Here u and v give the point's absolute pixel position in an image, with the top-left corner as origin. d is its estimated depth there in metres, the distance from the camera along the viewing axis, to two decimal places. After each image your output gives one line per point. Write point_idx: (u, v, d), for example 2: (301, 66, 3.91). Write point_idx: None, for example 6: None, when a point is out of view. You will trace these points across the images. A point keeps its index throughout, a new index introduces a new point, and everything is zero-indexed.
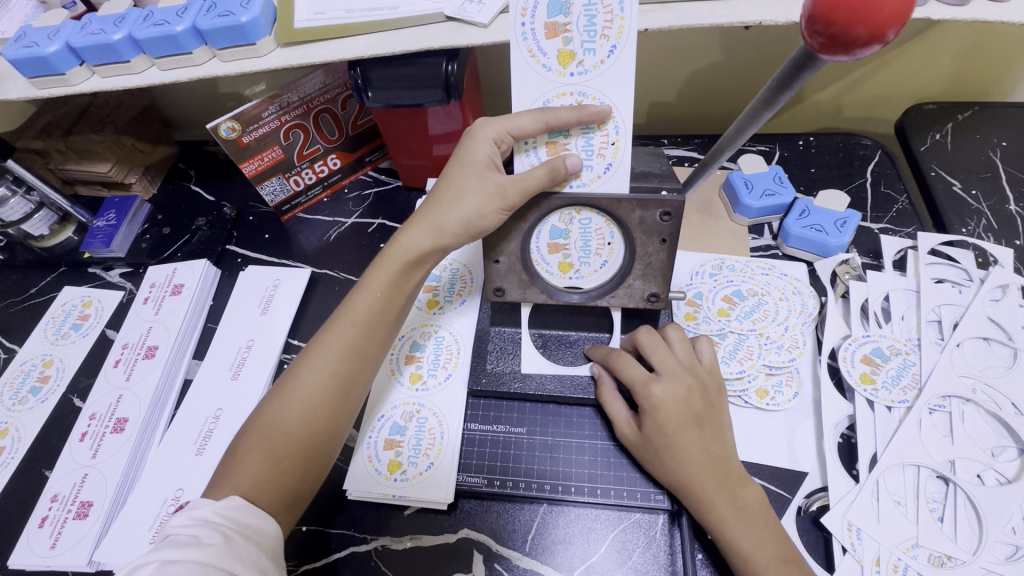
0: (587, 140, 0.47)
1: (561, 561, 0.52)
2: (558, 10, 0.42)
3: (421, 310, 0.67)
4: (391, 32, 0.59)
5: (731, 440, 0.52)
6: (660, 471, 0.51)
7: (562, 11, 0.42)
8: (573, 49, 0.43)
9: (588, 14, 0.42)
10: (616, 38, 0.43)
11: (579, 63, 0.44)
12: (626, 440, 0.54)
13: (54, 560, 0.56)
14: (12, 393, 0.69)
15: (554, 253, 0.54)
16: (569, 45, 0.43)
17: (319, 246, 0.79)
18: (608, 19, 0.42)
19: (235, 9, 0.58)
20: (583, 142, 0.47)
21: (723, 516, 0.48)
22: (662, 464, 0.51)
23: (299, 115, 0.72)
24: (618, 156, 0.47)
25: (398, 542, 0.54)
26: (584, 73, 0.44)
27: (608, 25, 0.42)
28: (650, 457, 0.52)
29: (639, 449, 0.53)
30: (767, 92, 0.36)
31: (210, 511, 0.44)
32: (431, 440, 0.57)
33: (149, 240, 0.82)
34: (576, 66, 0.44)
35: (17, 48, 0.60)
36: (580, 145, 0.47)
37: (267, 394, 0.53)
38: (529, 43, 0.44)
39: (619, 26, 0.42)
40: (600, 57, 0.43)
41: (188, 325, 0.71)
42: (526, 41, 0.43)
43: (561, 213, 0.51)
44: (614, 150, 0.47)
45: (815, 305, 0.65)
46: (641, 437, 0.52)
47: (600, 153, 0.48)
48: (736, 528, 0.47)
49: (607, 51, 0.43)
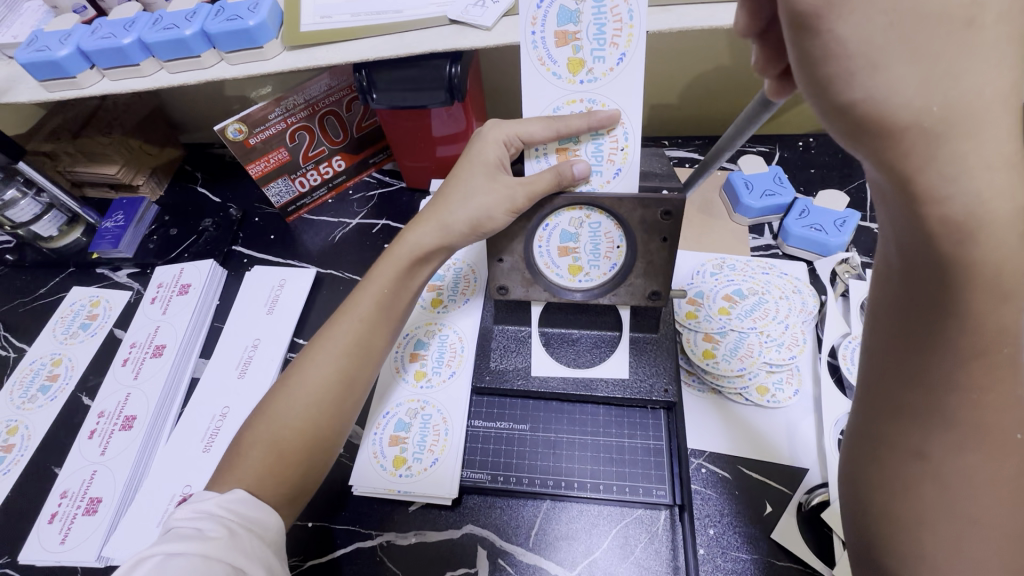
0: (596, 147, 0.48)
1: (565, 556, 0.53)
2: (568, 19, 0.43)
3: (425, 309, 0.67)
4: (397, 35, 0.60)
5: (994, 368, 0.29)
6: (895, 179, 0.25)
7: (571, 20, 0.43)
8: (582, 57, 0.44)
9: (597, 23, 0.43)
10: (626, 46, 0.43)
11: (588, 71, 0.44)
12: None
13: (64, 555, 0.57)
14: (22, 391, 0.70)
15: (563, 256, 0.54)
16: (578, 53, 0.44)
17: (324, 246, 0.80)
18: (618, 28, 0.43)
19: (243, 13, 0.59)
20: (592, 148, 0.48)
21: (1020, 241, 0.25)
22: (945, 15, 0.22)
23: (305, 117, 0.73)
24: (627, 161, 0.48)
25: (403, 538, 0.55)
26: (594, 80, 0.45)
27: (617, 34, 0.43)
28: (972, 196, 0.24)
29: (958, 71, 0.22)
30: (773, 82, 0.34)
31: (215, 504, 0.45)
32: (435, 437, 0.58)
33: (155, 241, 0.83)
34: (585, 73, 0.45)
35: (29, 53, 0.62)
36: (589, 151, 0.48)
37: (289, 369, 0.52)
38: (539, 51, 0.44)
39: (628, 35, 0.43)
40: (609, 65, 0.44)
41: (195, 324, 0.72)
42: (537, 49, 0.44)
43: (569, 215, 0.52)
44: (623, 156, 0.48)
45: (815, 304, 0.66)
46: (983, 98, 0.23)
47: (609, 158, 0.48)
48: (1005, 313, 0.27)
49: (616, 59, 0.44)
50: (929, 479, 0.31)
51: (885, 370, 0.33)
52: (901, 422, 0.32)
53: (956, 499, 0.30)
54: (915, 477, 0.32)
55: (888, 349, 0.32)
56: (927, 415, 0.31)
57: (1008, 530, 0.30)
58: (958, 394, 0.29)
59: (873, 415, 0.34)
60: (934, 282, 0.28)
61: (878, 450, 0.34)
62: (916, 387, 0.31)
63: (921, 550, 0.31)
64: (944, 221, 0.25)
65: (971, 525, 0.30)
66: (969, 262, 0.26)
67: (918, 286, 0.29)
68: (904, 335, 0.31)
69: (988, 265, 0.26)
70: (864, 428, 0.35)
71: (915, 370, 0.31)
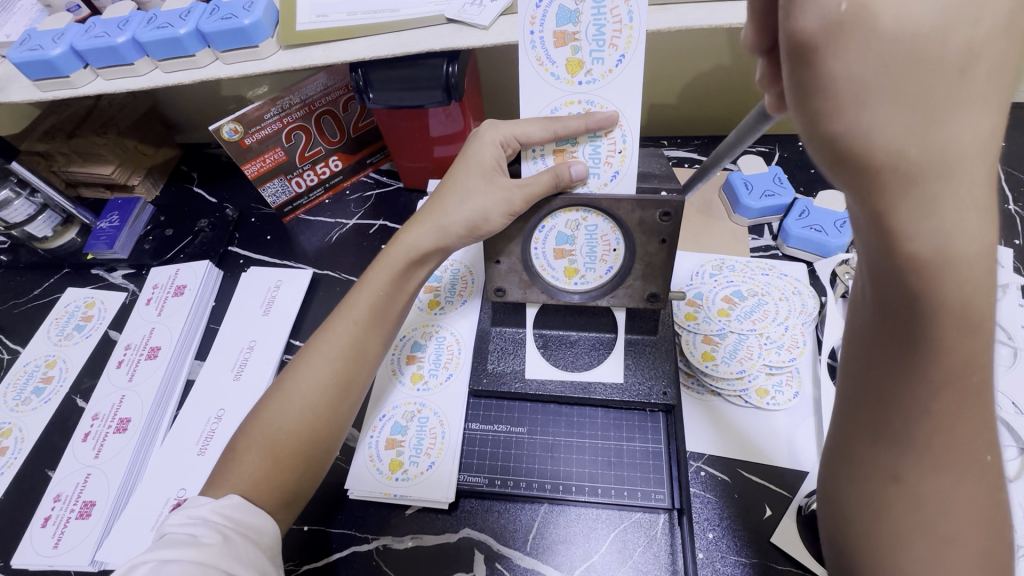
0: (594, 149, 0.47)
1: (563, 560, 0.53)
2: (567, 19, 0.42)
3: (422, 310, 0.67)
4: (394, 34, 0.60)
5: (969, 394, 0.28)
6: (871, 215, 0.24)
7: (571, 21, 0.42)
8: (581, 58, 0.43)
9: (596, 23, 0.42)
10: (625, 48, 0.43)
11: (587, 72, 0.44)
12: (885, 13, 0.21)
13: (57, 559, 0.56)
14: (15, 393, 0.70)
15: (560, 258, 0.54)
16: (577, 54, 0.43)
17: (321, 247, 0.80)
18: (618, 29, 0.42)
19: (238, 12, 0.59)
20: (590, 150, 0.47)
21: (987, 277, 0.25)
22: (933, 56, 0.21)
23: (301, 117, 0.72)
24: (625, 164, 0.48)
25: (399, 542, 0.54)
26: (592, 82, 0.44)
27: (616, 35, 0.42)
28: (942, 235, 0.23)
29: (938, 117, 0.22)
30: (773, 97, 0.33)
31: (209, 509, 0.44)
32: (432, 440, 0.57)
33: (151, 243, 0.82)
34: (584, 75, 0.44)
35: (22, 52, 0.61)
36: (587, 153, 0.47)
37: (283, 372, 0.52)
38: (537, 51, 0.44)
39: (628, 36, 0.42)
40: (608, 67, 0.43)
41: (191, 326, 0.71)
42: (535, 49, 0.44)
43: (566, 218, 0.51)
44: (621, 158, 0.47)
45: (815, 305, 0.65)
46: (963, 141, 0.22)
47: (607, 161, 0.48)
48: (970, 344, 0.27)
49: (615, 61, 0.43)
50: (904, 501, 0.31)
51: (858, 390, 0.32)
52: (875, 441, 0.31)
53: (930, 517, 0.30)
54: (890, 497, 0.31)
55: (861, 372, 0.31)
56: (898, 437, 0.30)
57: (979, 551, 0.29)
58: (927, 422, 0.29)
59: (850, 435, 0.33)
60: (904, 312, 0.27)
61: (855, 468, 0.33)
62: (886, 408, 0.30)
63: (894, 574, 0.31)
64: (913, 258, 0.24)
65: (949, 544, 0.30)
66: (940, 296, 0.25)
67: (889, 314, 0.28)
68: (877, 357, 0.30)
69: (955, 299, 0.25)
70: (838, 448, 0.34)
71: (886, 393, 0.30)
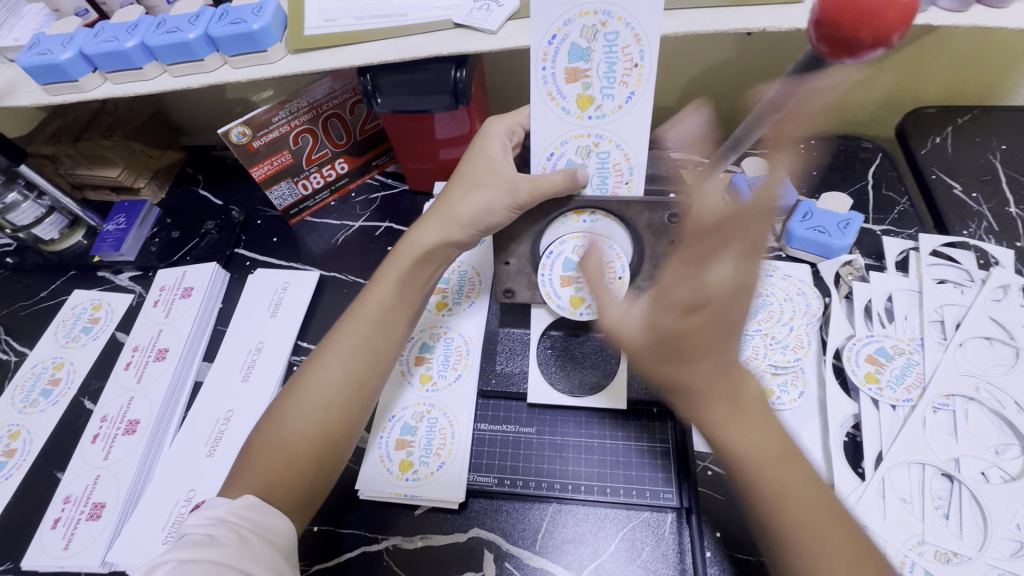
0: (602, 180, 0.51)
1: (571, 560, 0.53)
2: (578, 56, 0.44)
3: (430, 312, 0.67)
4: (401, 39, 0.60)
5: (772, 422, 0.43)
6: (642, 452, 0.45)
7: (583, 58, 0.45)
8: (592, 94, 0.46)
9: (608, 62, 0.44)
10: (635, 85, 0.45)
11: (597, 107, 0.46)
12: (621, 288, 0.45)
13: (67, 561, 0.57)
14: (23, 395, 0.70)
15: (565, 286, 0.56)
16: (588, 89, 0.46)
17: (327, 249, 0.80)
18: (628, 67, 0.44)
19: (247, 17, 0.59)
20: (598, 181, 0.51)
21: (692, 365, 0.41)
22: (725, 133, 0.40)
23: (309, 120, 0.73)
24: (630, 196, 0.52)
25: (409, 542, 0.55)
26: (603, 116, 0.47)
27: (627, 73, 0.45)
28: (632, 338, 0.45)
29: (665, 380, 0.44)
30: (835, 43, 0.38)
31: (226, 510, 0.45)
32: (442, 440, 0.58)
33: (158, 244, 0.83)
34: (594, 109, 0.47)
35: (32, 56, 0.61)
36: (595, 183, 0.51)
37: (297, 373, 0.52)
38: (549, 86, 0.46)
39: (638, 75, 0.45)
40: (618, 102, 0.46)
41: (199, 328, 0.72)
42: (547, 84, 0.46)
43: (573, 244, 0.55)
44: (626, 190, 0.51)
45: (820, 306, 0.66)
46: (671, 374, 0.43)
47: (613, 190, 0.52)
48: (799, 483, 0.42)
49: (625, 97, 0.46)
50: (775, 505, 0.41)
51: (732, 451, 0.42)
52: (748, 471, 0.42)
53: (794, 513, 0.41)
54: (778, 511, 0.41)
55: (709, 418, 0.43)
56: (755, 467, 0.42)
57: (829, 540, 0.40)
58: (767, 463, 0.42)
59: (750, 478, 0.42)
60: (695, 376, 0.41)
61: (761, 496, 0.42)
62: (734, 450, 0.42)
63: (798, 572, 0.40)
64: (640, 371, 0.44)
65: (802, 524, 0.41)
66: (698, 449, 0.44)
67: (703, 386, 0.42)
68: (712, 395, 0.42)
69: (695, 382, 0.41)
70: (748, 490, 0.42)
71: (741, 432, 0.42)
